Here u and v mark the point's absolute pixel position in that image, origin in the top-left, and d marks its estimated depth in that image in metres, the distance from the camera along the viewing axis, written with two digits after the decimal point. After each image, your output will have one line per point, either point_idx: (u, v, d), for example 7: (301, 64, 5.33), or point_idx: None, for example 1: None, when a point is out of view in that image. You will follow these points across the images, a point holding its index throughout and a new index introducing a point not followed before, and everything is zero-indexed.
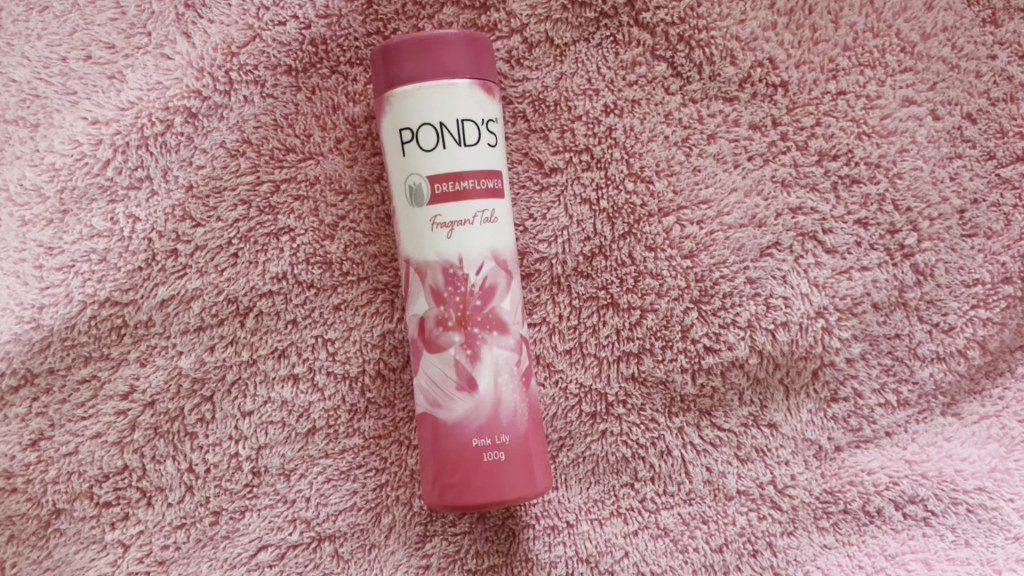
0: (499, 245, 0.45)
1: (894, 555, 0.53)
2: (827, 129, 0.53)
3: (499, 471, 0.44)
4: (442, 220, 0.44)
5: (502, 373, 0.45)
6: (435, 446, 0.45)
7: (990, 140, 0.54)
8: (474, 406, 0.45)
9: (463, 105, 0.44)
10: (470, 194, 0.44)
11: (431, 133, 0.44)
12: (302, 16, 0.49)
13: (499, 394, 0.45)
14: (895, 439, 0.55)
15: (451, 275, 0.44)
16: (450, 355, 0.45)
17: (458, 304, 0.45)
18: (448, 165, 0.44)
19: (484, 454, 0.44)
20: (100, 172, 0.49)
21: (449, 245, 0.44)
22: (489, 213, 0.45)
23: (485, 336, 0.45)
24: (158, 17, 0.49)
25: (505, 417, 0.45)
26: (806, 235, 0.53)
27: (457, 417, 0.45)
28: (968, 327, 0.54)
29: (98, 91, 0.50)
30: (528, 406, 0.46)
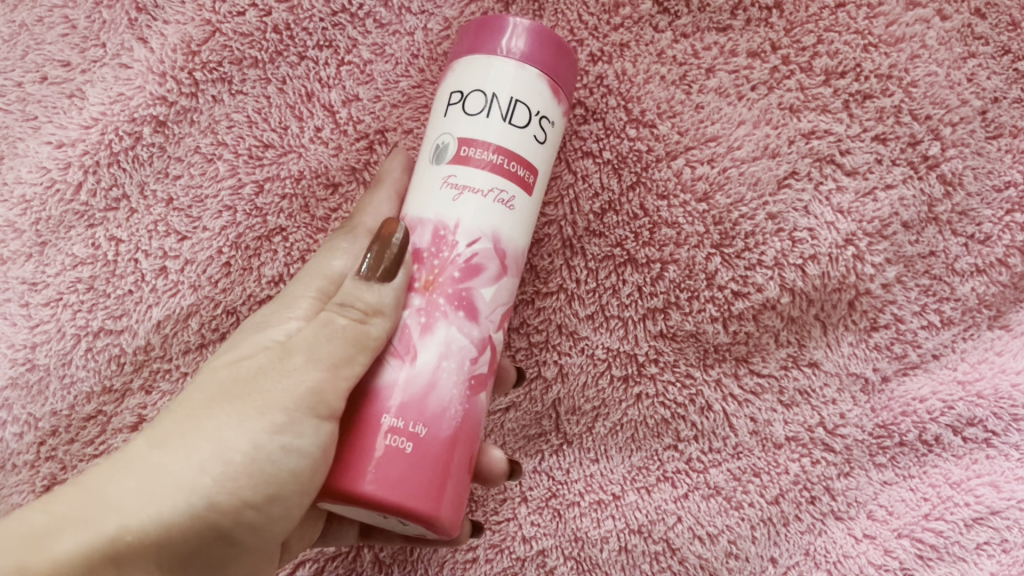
0: (504, 233, 0.40)
1: (960, 482, 0.50)
2: (830, 45, 0.50)
3: (398, 467, 0.36)
4: (454, 179, 0.39)
5: (450, 358, 0.38)
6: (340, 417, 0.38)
7: (1003, 34, 0.51)
8: (404, 376, 0.38)
9: (522, 85, 0.40)
10: (499, 173, 0.39)
11: (480, 100, 0.40)
12: (261, 3, 0.46)
13: (436, 377, 0.38)
14: (944, 361, 0.52)
15: (439, 236, 0.39)
16: (400, 318, 0.39)
17: (434, 267, 0.39)
18: (483, 135, 0.39)
19: (384, 436, 0.36)
20: (74, 198, 0.47)
21: (449, 209, 0.39)
22: (505, 197, 0.39)
23: (448, 310, 0.39)
24: (111, 25, 0.47)
25: (429, 406, 0.37)
26: (823, 159, 0.50)
27: (381, 384, 0.38)
28: (1006, 234, 0.52)
29: (59, 112, 0.47)
30: (462, 411, 0.38)
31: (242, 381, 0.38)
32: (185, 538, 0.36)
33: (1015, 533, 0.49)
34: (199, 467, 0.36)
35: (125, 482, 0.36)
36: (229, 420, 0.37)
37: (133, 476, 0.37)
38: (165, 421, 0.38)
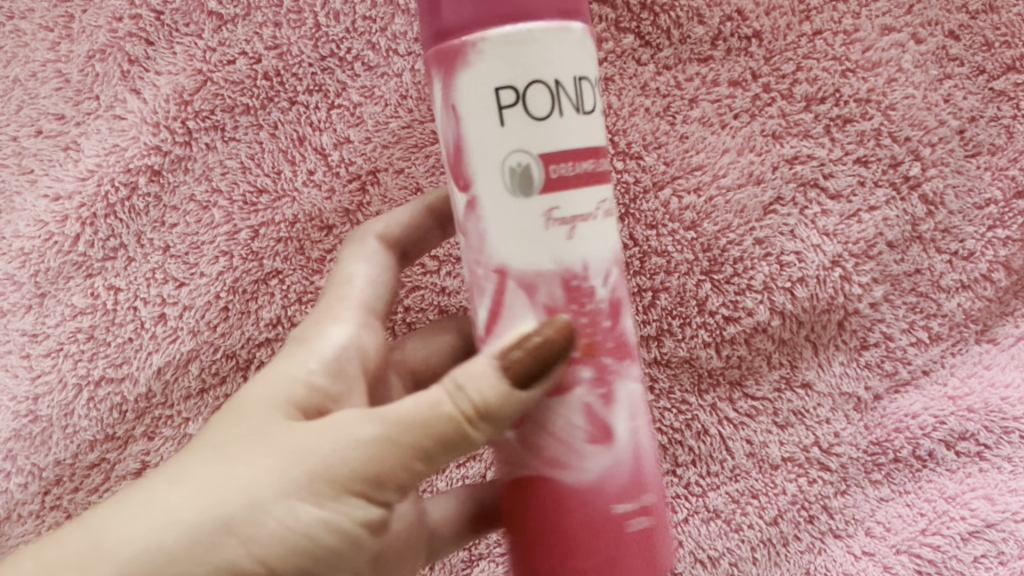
0: (615, 245, 0.34)
1: (955, 496, 0.51)
2: (809, 72, 0.51)
3: (646, 544, 0.33)
4: (561, 214, 0.32)
5: (639, 415, 0.34)
6: (543, 522, 0.33)
7: (977, 55, 0.53)
8: (613, 460, 0.33)
9: (578, 55, 0.32)
10: (597, 180, 0.33)
11: (543, 95, 0.31)
12: (251, 51, 0.47)
13: (637, 440, 0.34)
14: (934, 376, 0.53)
15: (574, 287, 0.33)
16: (577, 398, 0.33)
17: (585, 327, 0.33)
18: (563, 139, 0.32)
19: (622, 520, 0.33)
20: (72, 249, 0.47)
21: (569, 253, 0.32)
22: (609, 202, 0.34)
23: (623, 369, 0.34)
24: (104, 78, 0.47)
25: (644, 474, 0.34)
26: (807, 183, 0.51)
27: (592, 476, 0.33)
28: (989, 250, 0.53)
29: (55, 165, 0.48)
30: (654, 459, 0.36)
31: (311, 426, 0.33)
32: None
33: (1010, 546, 0.49)
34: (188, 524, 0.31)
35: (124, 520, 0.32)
36: (265, 477, 0.32)
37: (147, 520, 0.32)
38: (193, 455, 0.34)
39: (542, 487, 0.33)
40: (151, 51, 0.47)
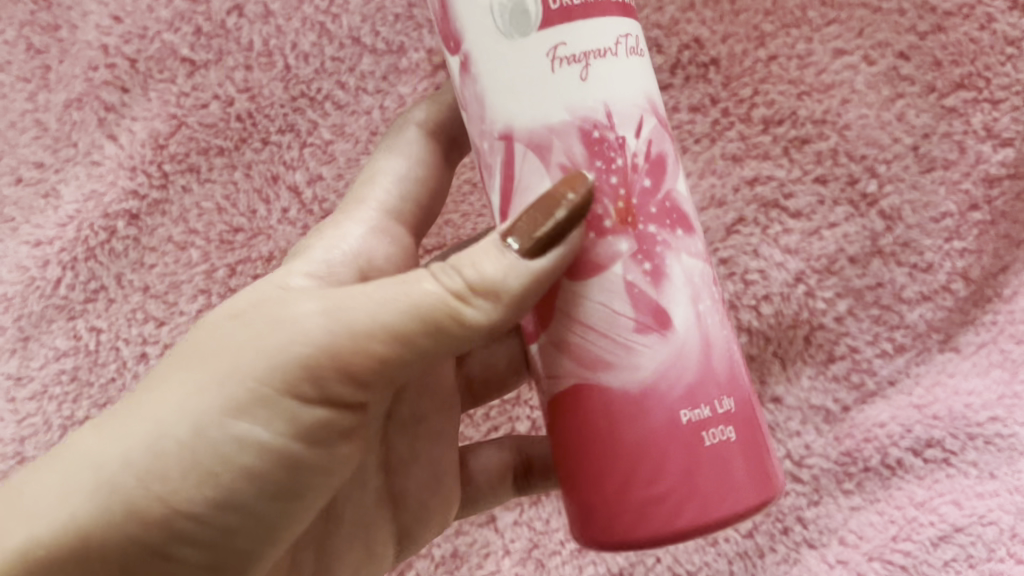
0: (649, 89, 0.34)
1: (923, 502, 0.52)
2: (766, 96, 0.54)
3: (729, 460, 0.32)
4: (568, 49, 0.32)
5: (701, 296, 0.34)
6: (598, 438, 0.33)
7: (927, 74, 0.54)
8: (675, 353, 0.33)
9: None
10: (608, 7, 0.32)
11: None
12: (223, 94, 0.49)
13: (703, 330, 0.33)
14: (901, 387, 0.54)
15: (596, 135, 0.32)
16: (617, 277, 0.32)
17: (615, 182, 0.32)
18: None
19: (710, 432, 0.32)
20: (54, 293, 0.49)
21: (587, 91, 0.32)
22: (631, 42, 0.33)
23: (673, 242, 0.33)
24: (81, 125, 0.49)
25: (717, 376, 0.33)
26: (769, 204, 0.54)
27: (651, 374, 0.32)
28: (947, 261, 0.54)
29: (35, 212, 0.49)
30: (737, 353, 0.35)
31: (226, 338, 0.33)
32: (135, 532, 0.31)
33: (977, 548, 0.50)
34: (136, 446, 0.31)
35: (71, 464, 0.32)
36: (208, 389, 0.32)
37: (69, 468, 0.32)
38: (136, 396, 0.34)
39: (596, 391, 0.33)
40: (126, 97, 0.49)
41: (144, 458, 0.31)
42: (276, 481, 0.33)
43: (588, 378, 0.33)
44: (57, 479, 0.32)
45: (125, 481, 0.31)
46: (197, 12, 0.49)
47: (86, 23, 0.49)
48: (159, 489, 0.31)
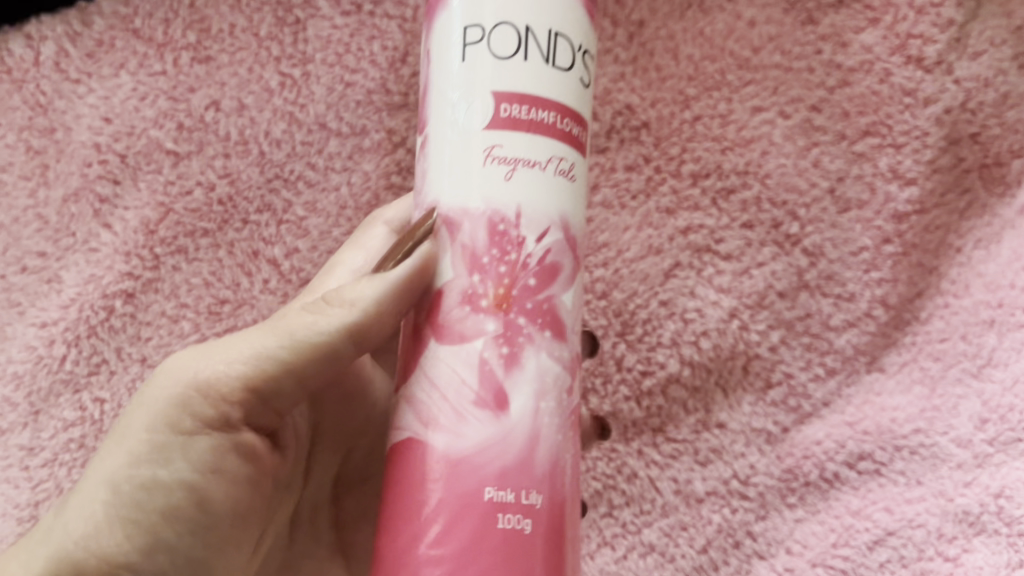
0: (568, 211, 0.37)
1: (859, 510, 0.57)
2: (693, 153, 0.61)
3: (513, 550, 0.33)
4: (501, 152, 0.36)
5: (547, 395, 0.36)
6: (405, 497, 0.35)
7: (837, 123, 0.61)
8: (500, 435, 0.35)
9: (557, 17, 0.36)
10: (555, 132, 0.36)
11: (511, 38, 0.36)
12: (205, 181, 0.54)
13: (535, 424, 0.35)
14: (834, 407, 0.60)
15: (499, 229, 0.36)
16: (475, 351, 0.35)
17: (503, 272, 0.36)
18: (515, 84, 0.36)
19: (500, 519, 0.34)
20: (60, 369, 0.54)
21: (505, 189, 0.36)
22: (565, 165, 0.37)
23: (535, 334, 0.36)
24: (78, 217, 0.54)
25: (535, 471, 0.35)
26: (701, 249, 0.60)
27: (466, 450, 0.34)
28: (867, 290, 0.60)
29: (40, 296, 0.54)
30: (567, 463, 0.36)
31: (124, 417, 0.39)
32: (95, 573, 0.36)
33: (909, 549, 0.55)
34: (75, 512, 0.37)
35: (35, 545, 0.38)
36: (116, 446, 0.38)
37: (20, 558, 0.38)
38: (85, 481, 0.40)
39: (417, 452, 0.35)
40: (117, 189, 0.54)
41: (74, 519, 0.37)
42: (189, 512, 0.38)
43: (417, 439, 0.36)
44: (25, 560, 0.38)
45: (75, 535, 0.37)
46: (178, 109, 0.55)
47: (80, 126, 0.55)
48: (97, 545, 0.36)
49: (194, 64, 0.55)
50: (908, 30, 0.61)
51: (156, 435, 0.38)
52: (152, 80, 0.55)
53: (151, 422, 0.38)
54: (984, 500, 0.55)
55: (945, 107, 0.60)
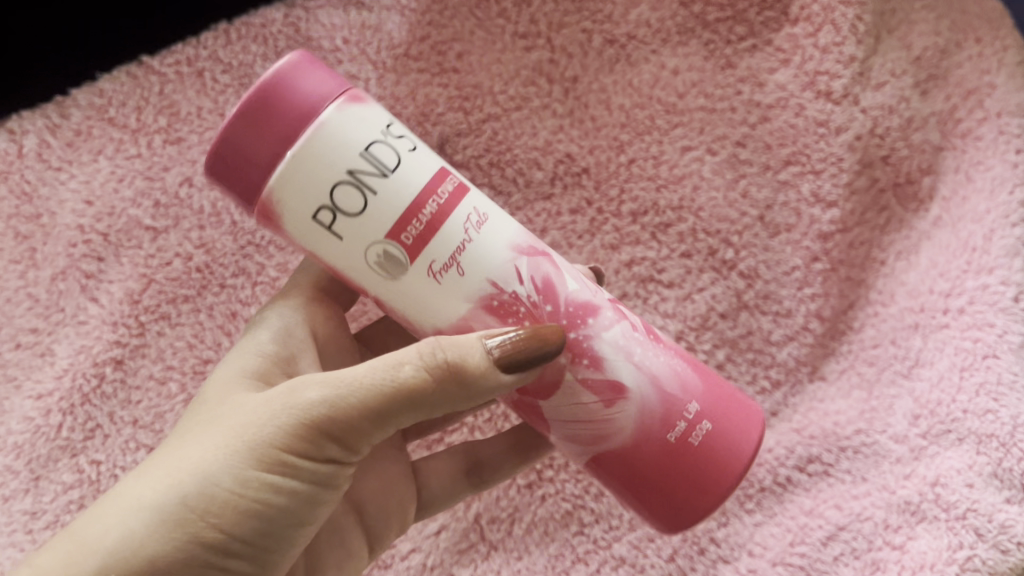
0: (513, 239, 0.40)
1: (811, 509, 0.62)
2: (631, 193, 0.66)
3: (716, 441, 0.42)
4: (440, 264, 0.39)
5: (636, 346, 0.42)
6: (637, 482, 0.43)
7: (761, 155, 0.67)
8: (639, 402, 0.41)
9: (353, 130, 0.37)
10: (447, 212, 0.39)
11: (352, 188, 0.37)
12: (184, 252, 0.59)
13: (653, 369, 0.42)
14: (780, 416, 0.66)
15: (500, 301, 0.40)
16: (570, 380, 0.41)
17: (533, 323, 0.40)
18: (397, 204, 0.38)
19: (689, 435, 0.42)
20: (57, 436, 0.57)
21: (466, 286, 0.39)
22: (475, 214, 0.40)
23: (586, 330, 0.41)
24: (67, 293, 0.59)
25: (674, 392, 0.42)
26: (645, 279, 0.65)
27: (634, 428, 0.42)
28: (802, 306, 0.65)
29: (34, 370, 0.58)
30: (677, 356, 0.43)
31: (252, 409, 0.38)
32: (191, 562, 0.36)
33: (859, 541, 0.59)
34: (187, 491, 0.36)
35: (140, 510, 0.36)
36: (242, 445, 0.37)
37: (109, 514, 0.36)
38: (184, 452, 0.38)
39: (607, 457, 0.43)
40: (102, 264, 0.59)
41: (196, 503, 0.36)
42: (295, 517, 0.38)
43: (597, 450, 0.43)
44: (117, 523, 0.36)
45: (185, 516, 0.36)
46: (154, 187, 0.59)
47: (64, 210, 0.59)
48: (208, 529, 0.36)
49: (167, 145, 0.60)
50: (815, 67, 0.67)
51: (288, 450, 0.37)
52: (129, 163, 0.60)
53: (291, 439, 0.37)
54: (922, 489, 0.59)
55: (855, 135, 0.66)
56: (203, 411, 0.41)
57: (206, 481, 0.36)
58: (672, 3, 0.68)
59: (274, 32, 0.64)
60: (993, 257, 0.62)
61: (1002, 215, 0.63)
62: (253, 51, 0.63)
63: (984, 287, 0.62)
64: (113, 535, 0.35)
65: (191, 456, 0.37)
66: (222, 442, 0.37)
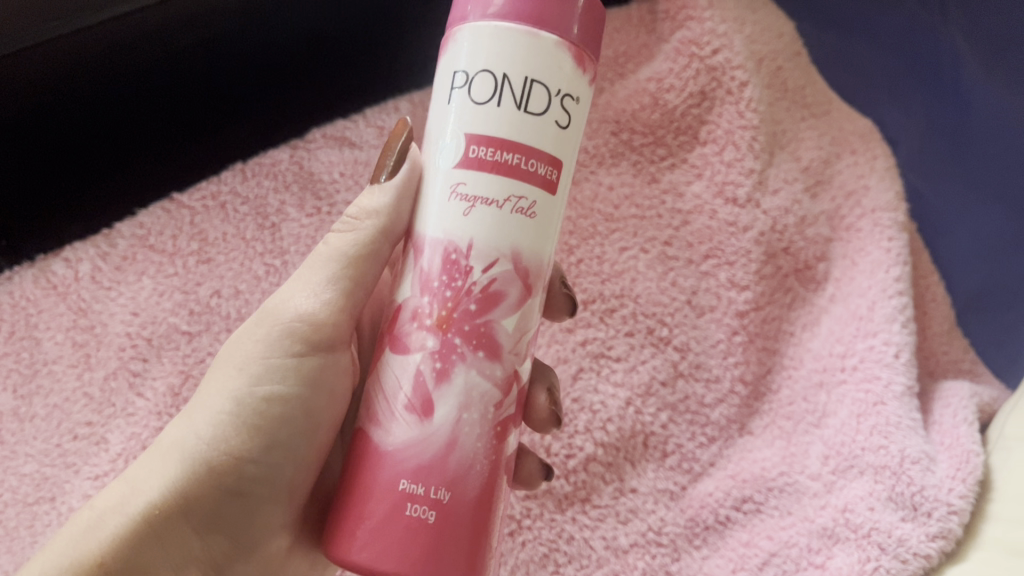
0: (518, 241, 0.45)
1: (748, 540, 0.73)
2: (582, 286, 0.80)
3: (418, 535, 0.43)
4: (466, 189, 0.45)
5: (470, 407, 0.44)
6: (365, 476, 0.45)
7: (685, 250, 0.81)
8: (423, 438, 0.44)
9: (535, 63, 0.44)
10: (518, 175, 0.44)
11: (489, 84, 0.44)
12: (214, 350, 0.72)
13: (455, 430, 0.44)
14: (718, 464, 0.78)
15: (453, 259, 0.45)
16: (413, 364, 0.45)
17: (449, 295, 0.45)
18: (490, 124, 0.44)
19: (416, 504, 0.43)
20: None
21: (464, 223, 0.45)
22: (523, 201, 0.45)
23: (466, 348, 0.44)
24: (117, 390, 0.71)
25: (446, 471, 0.44)
26: (597, 354, 0.78)
27: (399, 441, 0.44)
28: (728, 372, 0.79)
29: (89, 455, 0.70)
30: (479, 466, 0.45)
31: (237, 346, 0.51)
32: (224, 469, 0.48)
33: (788, 563, 0.70)
34: (204, 420, 0.49)
35: (174, 449, 0.49)
36: (234, 372, 0.50)
37: (155, 456, 0.49)
38: (195, 400, 0.51)
39: (376, 441, 0.45)
40: (146, 364, 0.72)
41: (207, 431, 0.49)
42: (292, 413, 0.50)
43: (378, 428, 0.45)
44: (161, 464, 0.48)
45: (207, 440, 0.48)
46: (189, 299, 0.73)
47: (113, 321, 0.73)
48: (230, 442, 0.49)
49: (199, 265, 0.74)
50: (723, 179, 0.83)
51: (274, 359, 0.50)
52: (168, 280, 0.73)
53: (273, 350, 0.50)
54: (836, 516, 0.71)
55: (759, 231, 0.82)
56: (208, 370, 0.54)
57: (217, 404, 0.49)
58: (605, 132, 0.84)
59: (283, 169, 0.76)
60: (876, 323, 0.78)
61: (881, 289, 0.80)
62: (266, 185, 0.76)
63: (871, 348, 0.77)
64: (159, 471, 0.48)
65: (199, 399, 0.51)
66: (220, 377, 0.51)
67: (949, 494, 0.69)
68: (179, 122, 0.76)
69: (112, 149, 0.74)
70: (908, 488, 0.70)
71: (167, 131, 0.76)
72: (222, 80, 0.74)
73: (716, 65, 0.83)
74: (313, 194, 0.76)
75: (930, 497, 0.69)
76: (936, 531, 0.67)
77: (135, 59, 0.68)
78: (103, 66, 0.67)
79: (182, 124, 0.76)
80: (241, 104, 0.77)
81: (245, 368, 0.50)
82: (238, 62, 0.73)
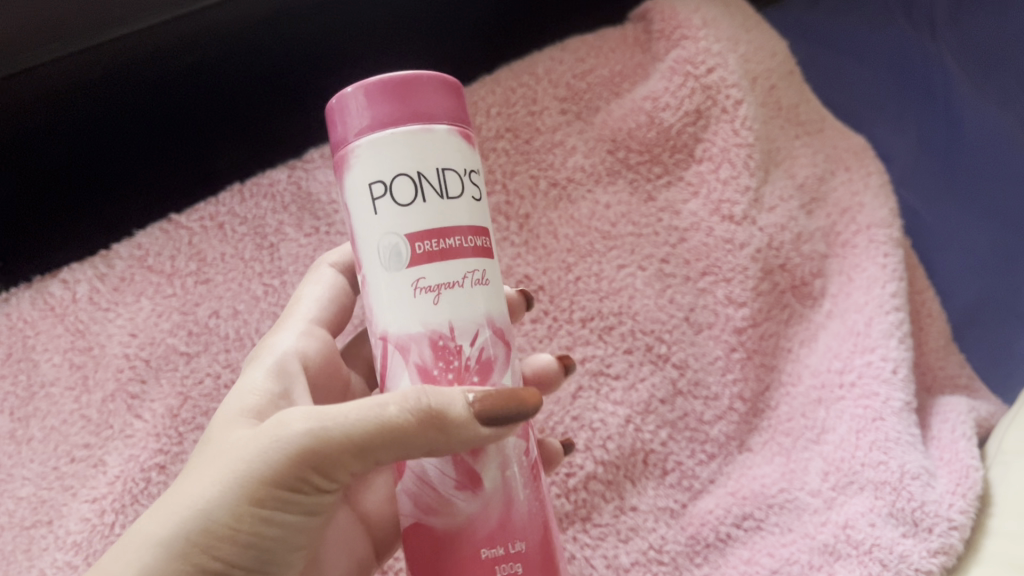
0: (489, 308, 0.45)
1: (750, 558, 0.72)
2: (580, 303, 0.80)
3: None
4: (427, 282, 0.43)
5: (509, 464, 0.46)
6: (440, 556, 0.45)
7: (682, 268, 0.82)
8: (483, 505, 0.45)
9: (441, 151, 0.44)
10: (461, 254, 0.44)
11: (408, 185, 0.43)
12: (213, 371, 0.72)
13: (507, 488, 0.45)
14: (718, 482, 0.78)
15: (441, 345, 0.44)
16: None
17: (453, 378, 0.44)
18: (425, 219, 0.43)
19: (507, 560, 0.44)
20: (110, 533, 0.67)
21: (435, 312, 0.44)
22: (476, 273, 0.45)
23: None
24: (115, 412, 0.71)
25: (515, 524, 0.45)
26: (596, 372, 0.78)
27: (462, 519, 0.44)
28: (726, 389, 0.79)
29: (87, 478, 0.70)
30: (536, 508, 0.46)
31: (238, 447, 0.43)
32: None
33: None
34: (187, 524, 0.41)
35: (150, 549, 0.41)
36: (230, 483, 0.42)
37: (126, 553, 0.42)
38: (182, 489, 0.43)
39: (433, 524, 0.45)
40: (144, 386, 0.71)
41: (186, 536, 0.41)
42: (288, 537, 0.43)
43: (428, 517, 0.45)
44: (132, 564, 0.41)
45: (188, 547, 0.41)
46: (187, 320, 0.73)
47: (111, 343, 0.72)
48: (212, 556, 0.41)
49: (197, 285, 0.74)
50: (719, 197, 0.83)
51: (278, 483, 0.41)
52: (166, 300, 0.73)
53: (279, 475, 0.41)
54: (837, 532, 0.70)
55: (756, 248, 0.82)
56: (200, 448, 0.46)
57: (203, 514, 0.41)
58: (601, 151, 0.85)
59: (281, 189, 0.76)
60: (873, 339, 0.79)
61: (877, 305, 0.80)
62: (264, 206, 0.76)
63: (869, 363, 0.78)
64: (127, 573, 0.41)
65: (185, 492, 0.43)
66: (214, 475, 0.42)
67: (949, 510, 0.69)
68: (176, 144, 0.76)
69: (117, 168, 0.74)
70: (908, 504, 0.70)
71: (175, 150, 0.76)
72: (223, 101, 0.74)
73: (711, 84, 0.84)
74: (311, 215, 0.76)
75: (930, 512, 0.69)
76: (937, 547, 0.68)
77: (134, 80, 0.68)
78: (103, 88, 0.68)
79: (185, 144, 0.76)
80: (246, 123, 0.78)
81: (243, 485, 0.41)
82: (237, 84, 0.74)
